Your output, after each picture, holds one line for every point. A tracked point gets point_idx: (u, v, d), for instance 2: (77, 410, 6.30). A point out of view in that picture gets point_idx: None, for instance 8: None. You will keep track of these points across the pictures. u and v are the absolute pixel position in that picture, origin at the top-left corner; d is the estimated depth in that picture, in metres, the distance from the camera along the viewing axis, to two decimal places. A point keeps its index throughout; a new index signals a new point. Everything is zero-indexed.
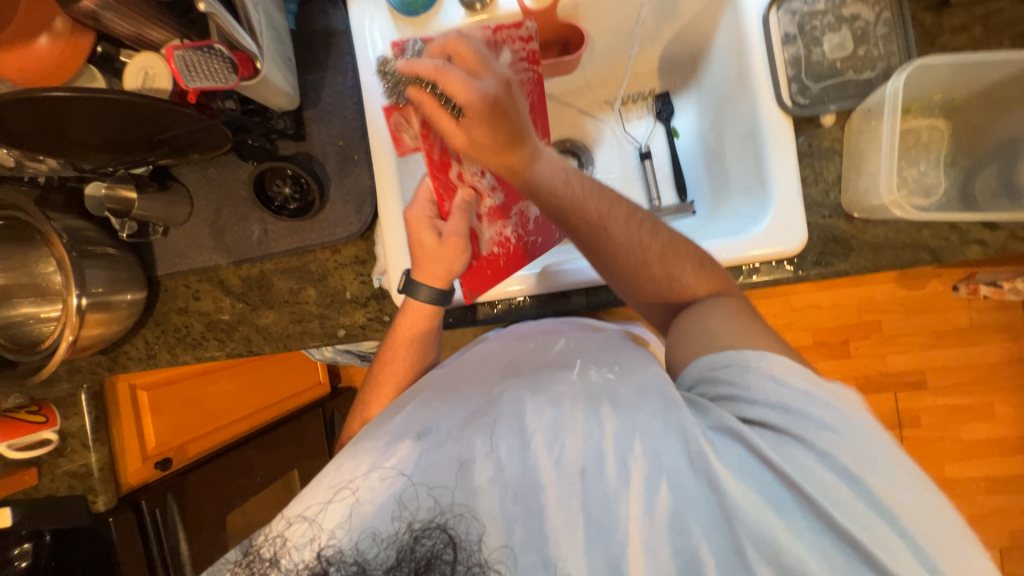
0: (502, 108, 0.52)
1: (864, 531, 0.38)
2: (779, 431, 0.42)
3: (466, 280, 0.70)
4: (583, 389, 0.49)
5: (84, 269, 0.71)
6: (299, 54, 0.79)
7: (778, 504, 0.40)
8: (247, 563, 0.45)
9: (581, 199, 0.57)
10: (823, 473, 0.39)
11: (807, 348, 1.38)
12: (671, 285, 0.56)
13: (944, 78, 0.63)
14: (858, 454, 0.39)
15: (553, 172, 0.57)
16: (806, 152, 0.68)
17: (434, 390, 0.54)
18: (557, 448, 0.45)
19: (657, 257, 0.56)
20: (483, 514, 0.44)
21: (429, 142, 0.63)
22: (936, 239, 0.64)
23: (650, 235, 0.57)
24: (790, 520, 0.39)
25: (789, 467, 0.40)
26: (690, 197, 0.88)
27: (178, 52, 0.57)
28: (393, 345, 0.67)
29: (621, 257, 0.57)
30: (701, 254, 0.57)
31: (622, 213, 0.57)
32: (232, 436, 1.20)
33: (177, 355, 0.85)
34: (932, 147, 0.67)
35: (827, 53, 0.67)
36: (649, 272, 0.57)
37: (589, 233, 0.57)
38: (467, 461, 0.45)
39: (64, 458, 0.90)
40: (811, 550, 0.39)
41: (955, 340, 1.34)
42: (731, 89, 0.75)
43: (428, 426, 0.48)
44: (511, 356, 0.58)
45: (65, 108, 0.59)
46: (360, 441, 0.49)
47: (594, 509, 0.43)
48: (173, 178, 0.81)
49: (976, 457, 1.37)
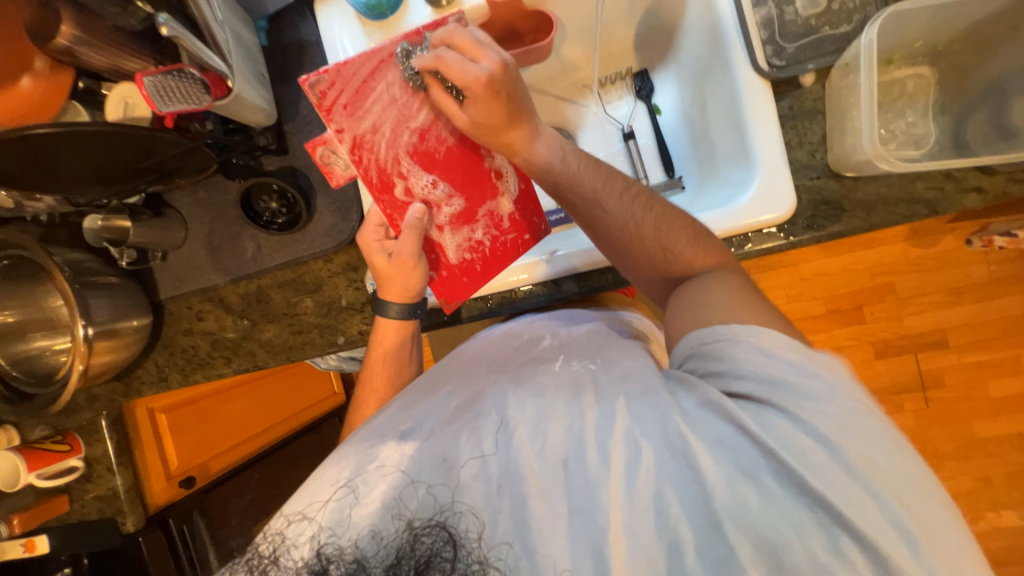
0: (501, 88, 0.55)
1: (846, 502, 0.37)
2: (762, 403, 0.41)
3: (440, 290, 0.68)
4: (566, 379, 0.49)
5: (88, 298, 0.74)
6: (273, 70, 0.80)
7: (753, 476, 0.40)
8: (245, 561, 0.45)
9: (584, 173, 0.58)
10: (809, 443, 0.39)
11: (819, 317, 1.35)
12: (666, 258, 0.55)
13: (924, 24, 0.60)
14: (836, 421, 0.39)
15: (550, 149, 0.60)
16: (787, 114, 0.67)
17: (419, 391, 0.55)
18: (540, 440, 0.45)
19: (654, 228, 0.56)
20: (470, 510, 0.44)
21: (364, 164, 0.59)
22: (930, 191, 0.62)
23: (643, 210, 0.57)
24: (769, 491, 0.39)
25: (765, 434, 0.39)
26: (678, 173, 0.87)
27: (148, 78, 0.57)
28: (370, 363, 0.69)
29: (617, 231, 0.57)
30: (697, 226, 0.57)
31: (618, 188, 0.58)
32: (248, 453, 1.24)
33: (188, 376, 0.87)
34: (919, 96, 0.65)
35: (800, 11, 0.64)
36: (644, 246, 0.56)
37: (586, 211, 0.58)
38: (451, 459, 0.46)
39: (91, 484, 0.92)
40: (788, 517, 0.38)
41: (974, 295, 1.30)
42: (707, 60, 0.74)
43: (414, 426, 0.49)
44: (498, 355, 0.58)
45: (52, 144, 0.61)
46: (348, 443, 0.50)
47: (577, 496, 0.43)
48: (167, 204, 0.83)
49: (1004, 414, 1.33)
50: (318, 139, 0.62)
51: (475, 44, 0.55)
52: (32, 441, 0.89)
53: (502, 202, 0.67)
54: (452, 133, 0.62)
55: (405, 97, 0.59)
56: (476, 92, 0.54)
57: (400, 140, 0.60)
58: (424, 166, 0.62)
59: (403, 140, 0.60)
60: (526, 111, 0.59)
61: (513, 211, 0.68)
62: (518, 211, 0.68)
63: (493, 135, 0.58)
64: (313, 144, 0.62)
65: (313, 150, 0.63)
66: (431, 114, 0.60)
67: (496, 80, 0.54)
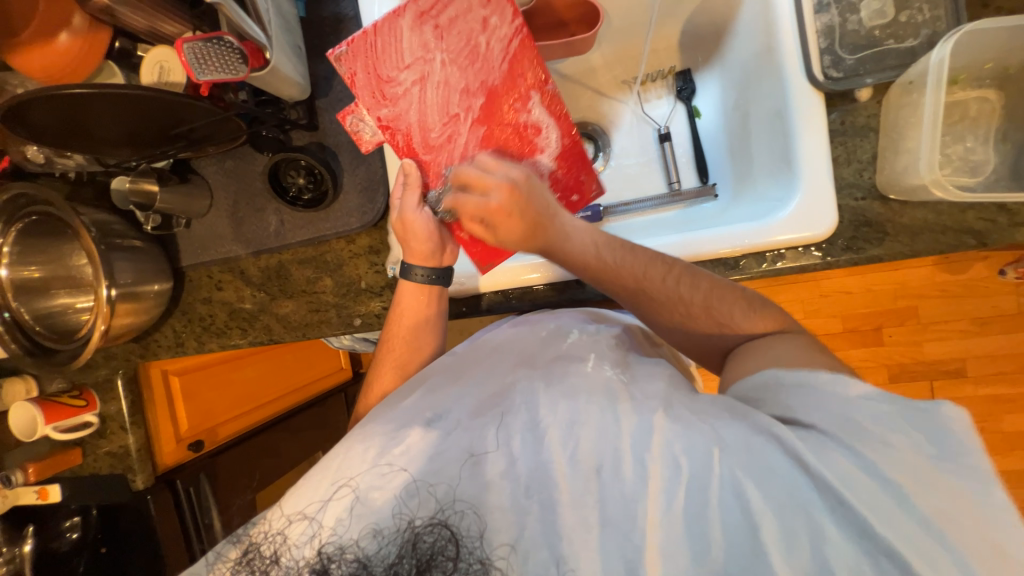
0: (514, 207, 0.60)
1: (895, 533, 0.36)
2: (823, 434, 0.41)
3: (476, 252, 0.69)
4: (601, 384, 0.49)
5: (112, 260, 0.74)
6: (310, 43, 0.78)
7: (809, 511, 0.39)
8: (247, 561, 0.45)
9: (619, 263, 0.58)
10: (856, 472, 0.38)
11: (835, 335, 1.32)
12: (723, 333, 0.57)
13: (997, 44, 0.57)
14: (911, 470, 0.37)
15: (585, 239, 0.60)
16: (837, 129, 0.64)
17: (442, 376, 0.55)
18: (572, 444, 0.45)
19: (705, 304, 0.56)
20: (496, 509, 0.44)
21: (393, 132, 0.65)
22: (981, 221, 0.60)
23: (688, 288, 0.56)
24: (827, 533, 0.38)
25: (832, 475, 0.38)
26: (712, 180, 0.84)
27: (189, 45, 0.57)
28: (390, 338, 0.68)
29: (665, 312, 0.58)
30: (749, 295, 0.57)
31: (659, 272, 0.57)
32: (256, 421, 1.26)
33: (204, 343, 0.88)
34: (981, 120, 0.62)
35: (864, 21, 0.61)
36: (698, 325, 0.57)
37: (630, 297, 0.59)
38: (478, 452, 0.46)
39: (104, 440, 0.94)
40: (843, 561, 0.37)
41: (1001, 326, 1.26)
42: (757, 65, 0.71)
43: (439, 413, 0.49)
44: (523, 345, 0.58)
45: (87, 104, 0.60)
46: (367, 426, 0.50)
47: (610, 508, 0.42)
48: (194, 171, 0.83)
49: (1017, 450, 1.30)
50: (347, 108, 0.65)
51: (474, 179, 0.62)
52: (48, 393, 0.92)
53: (542, 158, 0.67)
54: (482, 84, 0.64)
55: (435, 44, 0.63)
56: (497, 213, 0.60)
57: (428, 102, 0.64)
58: (452, 123, 0.65)
59: (430, 98, 0.64)
60: (545, 216, 0.60)
61: (555, 169, 0.68)
62: (560, 168, 0.68)
63: (527, 245, 0.62)
64: (343, 114, 0.65)
65: (342, 121, 0.65)
66: (457, 65, 0.64)
67: (506, 205, 0.60)
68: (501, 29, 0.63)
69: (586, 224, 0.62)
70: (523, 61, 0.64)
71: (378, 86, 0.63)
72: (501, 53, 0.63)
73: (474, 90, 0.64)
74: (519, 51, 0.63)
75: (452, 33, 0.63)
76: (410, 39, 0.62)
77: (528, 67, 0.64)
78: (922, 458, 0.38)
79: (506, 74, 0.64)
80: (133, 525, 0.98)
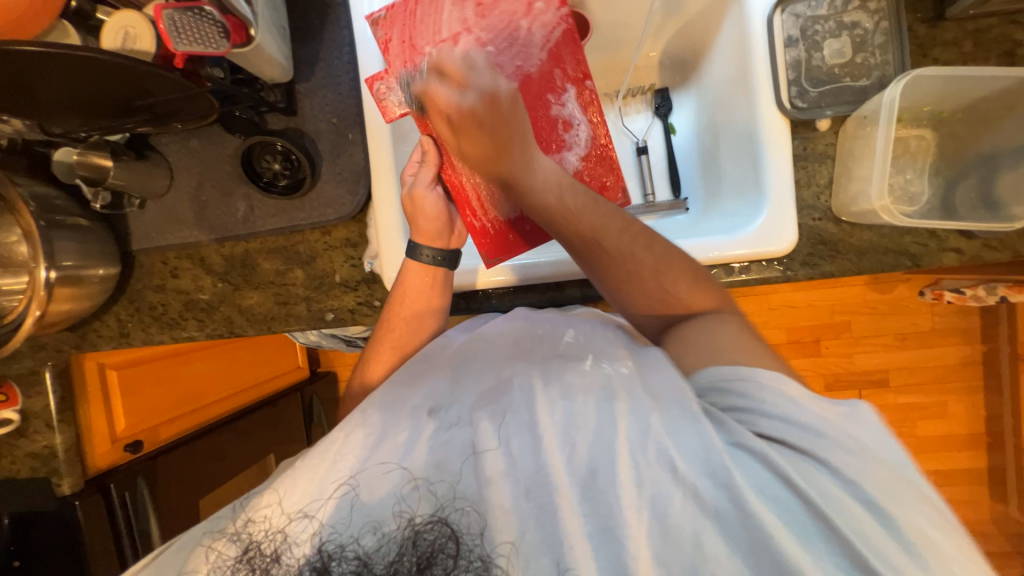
0: (485, 118, 0.56)
1: (868, 546, 0.40)
2: (802, 452, 0.43)
3: (483, 244, 0.69)
4: (598, 381, 0.50)
5: (53, 239, 0.67)
6: (293, 25, 0.76)
7: (803, 532, 0.42)
8: (247, 560, 0.44)
9: (576, 213, 0.57)
10: (834, 488, 0.41)
11: (781, 345, 1.43)
12: (664, 299, 0.57)
13: (935, 91, 0.65)
14: (887, 488, 0.41)
15: (546, 185, 0.58)
16: (800, 154, 0.70)
17: (442, 369, 0.54)
18: (570, 447, 0.46)
19: (655, 270, 0.57)
20: (498, 509, 0.45)
21: None
22: (915, 245, 0.67)
23: (643, 250, 0.57)
24: (820, 555, 0.41)
25: (815, 492, 0.41)
26: (684, 194, 0.89)
27: (167, 12, 0.54)
28: (388, 322, 0.66)
29: (615, 268, 0.57)
30: (696, 267, 0.58)
31: (615, 227, 0.57)
32: (207, 420, 1.16)
33: (153, 335, 0.81)
34: (919, 156, 0.70)
35: (827, 59, 0.68)
36: (644, 286, 0.57)
37: (583, 245, 0.57)
38: (479, 447, 0.47)
39: (24, 440, 0.85)
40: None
41: (918, 342, 1.41)
42: (730, 90, 0.76)
43: (441, 405, 0.50)
44: (520, 337, 0.58)
45: (39, 67, 0.54)
46: (366, 409, 0.50)
47: (606, 511, 0.44)
48: (152, 147, 0.78)
49: (928, 452, 1.46)
50: (376, 75, 0.66)
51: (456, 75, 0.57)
52: None
53: (567, 156, 0.69)
54: (520, 71, 0.67)
55: (476, 24, 0.66)
56: (471, 115, 0.56)
57: None
58: None
59: None
60: (515, 141, 0.58)
61: (579, 167, 0.69)
62: (584, 168, 0.69)
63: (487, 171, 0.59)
64: (373, 78, 0.67)
65: (370, 86, 0.67)
66: (499, 49, 0.66)
67: (481, 112, 0.56)
68: (549, 22, 0.67)
69: (555, 169, 0.60)
70: (564, 55, 0.67)
71: (411, 54, 0.65)
72: (543, 39, 0.67)
73: (508, 72, 0.67)
74: (562, 44, 0.67)
75: (493, 13, 0.67)
76: (449, 13, 0.66)
77: (568, 61, 0.67)
78: (892, 479, 0.42)
79: (544, 65, 0.67)
80: (53, 537, 0.87)
